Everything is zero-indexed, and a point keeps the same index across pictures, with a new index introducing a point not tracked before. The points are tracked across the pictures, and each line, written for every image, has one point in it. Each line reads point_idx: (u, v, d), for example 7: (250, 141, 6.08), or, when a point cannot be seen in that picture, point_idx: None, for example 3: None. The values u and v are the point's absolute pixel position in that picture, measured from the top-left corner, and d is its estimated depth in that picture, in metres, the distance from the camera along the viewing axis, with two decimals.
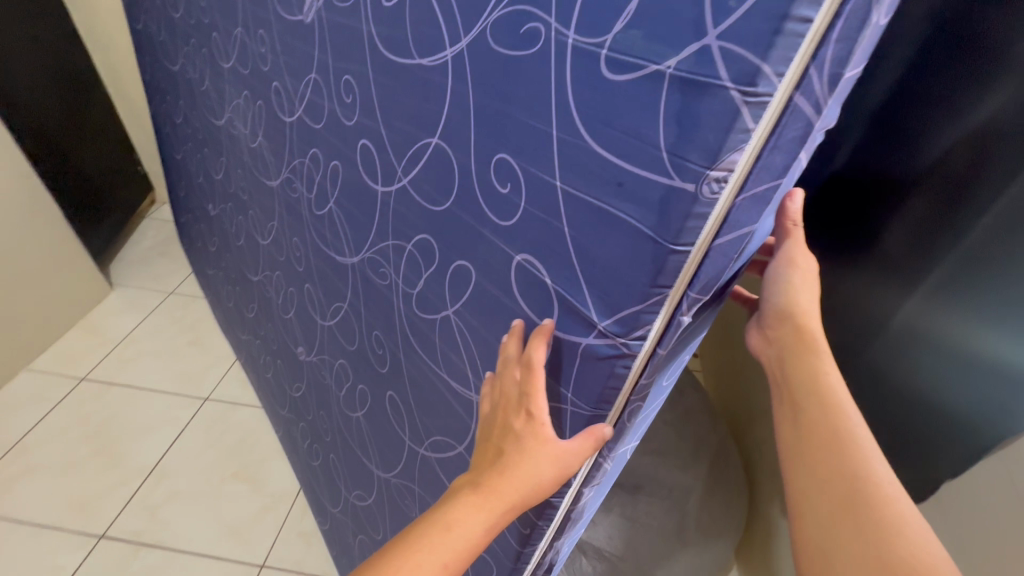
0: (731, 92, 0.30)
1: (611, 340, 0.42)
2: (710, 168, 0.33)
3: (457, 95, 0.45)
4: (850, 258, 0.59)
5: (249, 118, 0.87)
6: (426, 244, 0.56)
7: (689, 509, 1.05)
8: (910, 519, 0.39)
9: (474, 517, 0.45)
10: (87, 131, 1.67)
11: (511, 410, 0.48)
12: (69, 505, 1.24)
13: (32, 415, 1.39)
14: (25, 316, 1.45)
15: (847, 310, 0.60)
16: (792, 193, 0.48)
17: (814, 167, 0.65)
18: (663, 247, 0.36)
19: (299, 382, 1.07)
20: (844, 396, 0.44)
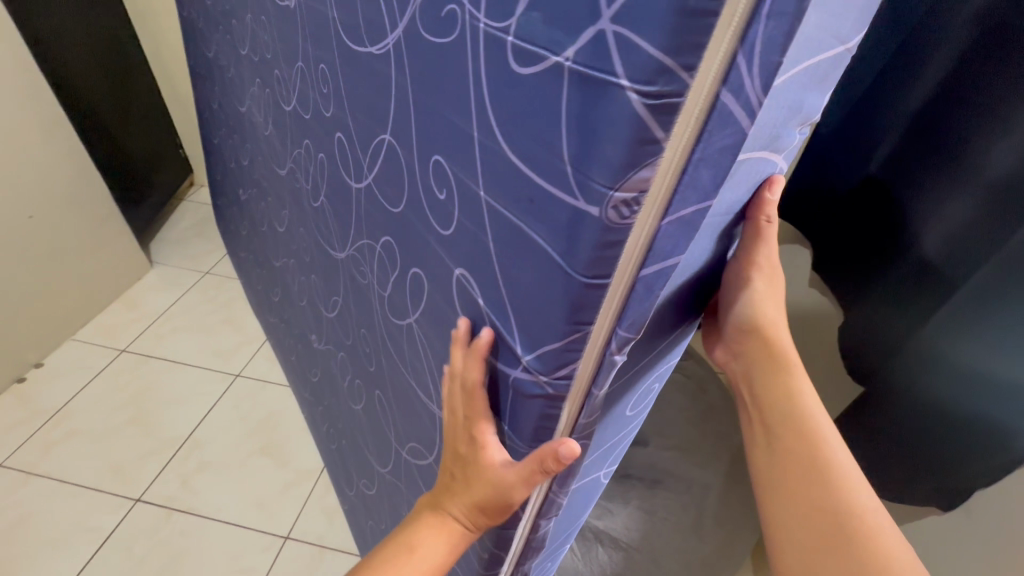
0: (629, 94, 0.26)
1: (536, 378, 0.41)
2: (614, 189, 0.29)
3: (400, 86, 0.44)
4: (898, 268, 0.80)
5: (262, 106, 0.89)
6: (390, 246, 0.57)
7: (708, 507, 1.03)
8: (891, 547, 0.44)
9: (435, 537, 0.52)
10: (133, 114, 1.73)
11: (459, 433, 0.49)
12: (108, 468, 1.30)
13: (75, 383, 1.46)
14: (72, 289, 1.53)
15: (887, 319, 0.82)
16: (768, 180, 0.41)
17: (853, 202, 0.88)
18: (576, 281, 0.33)
19: (315, 368, 1.09)
20: (824, 425, 0.47)
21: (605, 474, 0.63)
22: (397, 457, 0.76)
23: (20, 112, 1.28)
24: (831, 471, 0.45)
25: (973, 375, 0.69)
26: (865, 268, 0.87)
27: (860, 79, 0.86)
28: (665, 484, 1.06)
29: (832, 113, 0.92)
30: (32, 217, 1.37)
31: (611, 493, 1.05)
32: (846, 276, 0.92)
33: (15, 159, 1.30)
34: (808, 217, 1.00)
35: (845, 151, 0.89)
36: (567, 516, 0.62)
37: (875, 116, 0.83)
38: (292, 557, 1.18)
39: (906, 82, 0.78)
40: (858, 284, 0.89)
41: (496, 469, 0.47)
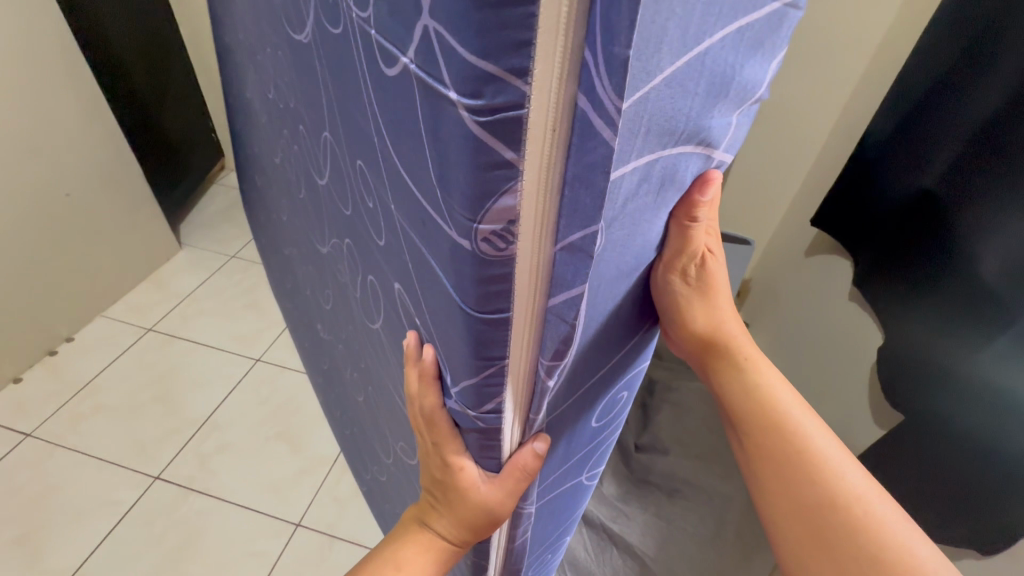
0: (460, 109, 0.24)
1: (466, 411, 0.41)
2: (476, 221, 0.28)
3: (326, 83, 0.42)
4: (951, 286, 0.75)
5: (250, 92, 0.87)
6: (351, 249, 0.56)
7: (728, 520, 1.00)
8: (873, 503, 0.48)
9: (425, 553, 0.51)
10: (169, 97, 1.75)
11: (432, 456, 0.48)
12: (131, 445, 1.33)
13: (102, 359, 1.49)
14: (104, 267, 1.56)
15: (930, 335, 0.79)
16: (704, 178, 0.36)
17: (909, 211, 0.84)
18: (471, 316, 0.33)
19: (322, 355, 1.08)
20: (790, 405, 0.51)
21: (589, 477, 0.63)
22: (395, 452, 0.75)
23: (59, 95, 1.30)
24: (811, 459, 0.49)
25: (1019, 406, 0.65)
26: (911, 281, 0.83)
27: (918, 83, 0.81)
28: (683, 496, 1.03)
29: (886, 118, 0.88)
30: (67, 194, 1.40)
31: (626, 497, 1.03)
32: (881, 287, 0.89)
33: (51, 138, 1.32)
34: (856, 227, 0.96)
35: (898, 159, 0.86)
36: (546, 526, 0.61)
37: (935, 121, 0.79)
38: (303, 544, 1.19)
39: (972, 86, 0.72)
40: (903, 301, 0.84)
41: (475, 490, 0.46)
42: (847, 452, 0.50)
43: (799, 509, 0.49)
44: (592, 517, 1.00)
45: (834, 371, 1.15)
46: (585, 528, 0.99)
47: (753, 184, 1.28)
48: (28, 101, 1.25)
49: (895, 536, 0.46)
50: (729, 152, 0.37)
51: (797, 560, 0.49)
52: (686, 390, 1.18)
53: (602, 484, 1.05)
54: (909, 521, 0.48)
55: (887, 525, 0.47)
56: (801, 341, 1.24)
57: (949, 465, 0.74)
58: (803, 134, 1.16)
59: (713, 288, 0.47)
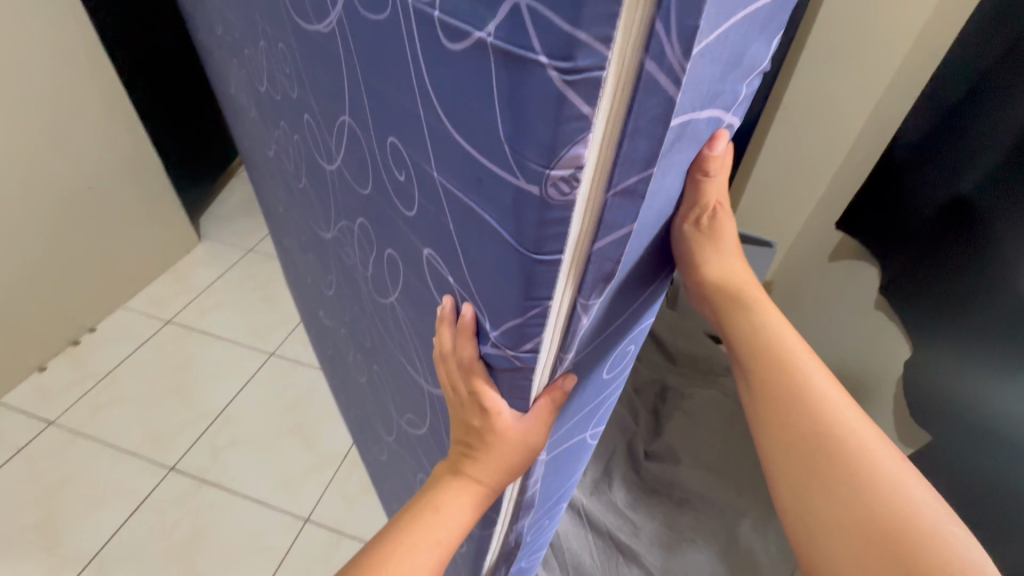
0: (549, 72, 0.23)
1: (503, 351, 0.39)
2: (549, 167, 0.26)
3: (347, 66, 0.40)
4: (993, 297, 0.70)
5: (236, 83, 0.83)
6: (365, 228, 0.55)
7: (741, 532, 0.96)
8: (890, 470, 0.44)
9: (459, 502, 0.49)
10: (189, 90, 1.76)
11: (465, 407, 0.46)
12: (148, 435, 1.35)
13: (123, 350, 1.52)
14: (125, 260, 1.59)
15: (965, 349, 0.75)
16: (713, 138, 0.35)
17: (939, 221, 0.79)
18: (526, 258, 0.31)
19: (326, 344, 1.07)
20: (805, 363, 0.47)
21: (592, 435, 0.61)
22: (399, 428, 0.75)
23: (80, 91, 1.32)
24: (807, 394, 0.46)
25: None
26: (947, 287, 0.78)
27: (953, 83, 0.77)
28: (693, 505, 1.00)
29: (918, 120, 0.84)
30: (92, 187, 1.43)
31: (635, 504, 1.01)
32: (917, 293, 0.83)
33: (71, 131, 1.33)
34: (886, 234, 0.91)
35: (930, 165, 0.81)
36: (553, 484, 0.60)
37: (969, 126, 0.74)
38: (311, 540, 1.19)
39: (1004, 87, 0.69)
40: (945, 307, 0.78)
41: (517, 433, 0.45)
42: (840, 387, 0.47)
43: (793, 441, 0.46)
44: (600, 523, 0.97)
45: (864, 378, 1.11)
46: (593, 534, 0.97)
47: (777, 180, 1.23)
48: (50, 97, 1.26)
49: (913, 507, 0.42)
50: (737, 115, 0.36)
51: (791, 495, 0.46)
52: (700, 398, 1.15)
53: (610, 490, 1.02)
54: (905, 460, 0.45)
55: (903, 494, 0.43)
56: (830, 342, 1.19)
57: (1007, 484, 0.69)
58: (834, 127, 1.10)
59: (726, 238, 0.45)
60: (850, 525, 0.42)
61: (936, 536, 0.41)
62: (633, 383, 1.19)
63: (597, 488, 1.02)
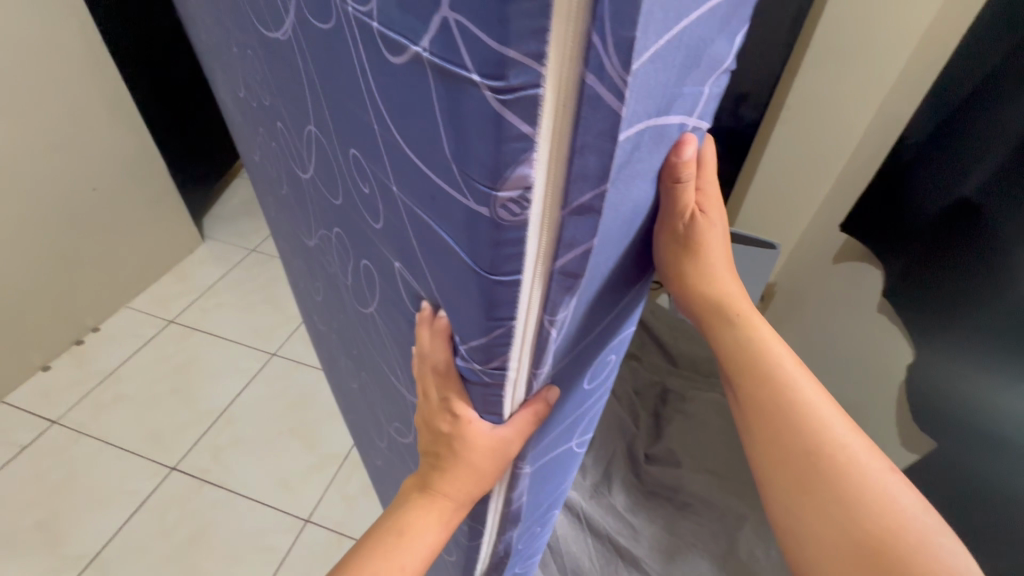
0: (483, 92, 0.23)
1: (472, 365, 0.39)
2: (495, 189, 0.26)
3: (308, 77, 0.40)
4: (995, 297, 0.69)
5: (221, 88, 0.82)
6: (340, 237, 0.54)
7: (741, 537, 0.96)
8: (877, 476, 0.43)
9: (427, 523, 0.48)
10: (192, 90, 1.76)
11: (436, 413, 0.46)
12: (149, 436, 1.36)
13: (123, 350, 1.53)
14: (127, 261, 1.59)
15: (969, 351, 0.74)
16: (682, 143, 0.34)
17: (942, 225, 0.79)
18: (484, 278, 0.31)
19: (321, 346, 1.07)
20: (792, 370, 0.46)
21: (578, 444, 0.60)
22: (389, 434, 0.75)
23: (84, 92, 1.32)
24: (798, 409, 0.45)
25: None
26: (945, 289, 0.78)
27: (963, 79, 0.76)
28: (694, 509, 0.99)
29: (926, 119, 0.82)
30: (95, 188, 1.43)
31: (635, 509, 1.00)
32: (919, 295, 0.83)
33: (72, 133, 1.33)
34: (888, 236, 0.90)
35: (935, 167, 0.80)
36: (541, 492, 0.60)
37: (979, 125, 0.73)
38: (311, 540, 1.19)
39: (1010, 91, 0.68)
40: (951, 309, 0.76)
41: (488, 441, 0.44)
42: (825, 392, 0.47)
43: (784, 458, 0.45)
44: (598, 527, 0.97)
45: (865, 382, 1.10)
46: (590, 538, 0.96)
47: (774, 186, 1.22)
48: (51, 101, 1.27)
49: (902, 516, 0.42)
50: (701, 121, 0.35)
51: (783, 513, 0.45)
52: (703, 400, 1.14)
53: (610, 493, 1.01)
54: (897, 472, 0.44)
55: (891, 501, 0.42)
56: (830, 345, 1.18)
57: (1012, 490, 0.68)
58: (834, 128, 1.09)
59: (709, 245, 0.44)
60: (841, 534, 0.42)
61: (923, 541, 0.41)
62: (633, 385, 1.19)
63: (596, 492, 1.01)
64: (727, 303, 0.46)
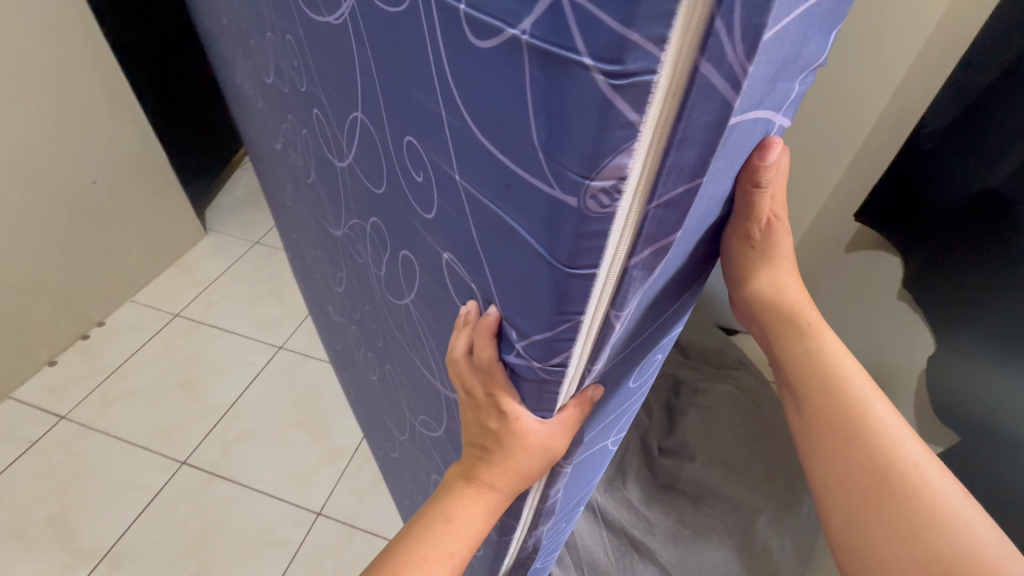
0: (594, 76, 0.23)
1: (529, 362, 0.39)
2: (589, 178, 0.26)
3: (362, 62, 0.40)
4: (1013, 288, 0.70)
5: (242, 75, 0.81)
6: (378, 227, 0.54)
7: (758, 530, 0.96)
8: (944, 496, 0.43)
9: (471, 512, 0.48)
10: (193, 80, 1.73)
11: (482, 410, 0.45)
12: (158, 431, 1.35)
13: (130, 344, 1.52)
14: (131, 254, 1.58)
15: (989, 339, 0.74)
16: (767, 146, 0.35)
17: (959, 215, 0.78)
18: (560, 271, 0.31)
19: (336, 338, 1.05)
20: (862, 383, 0.47)
21: (613, 442, 0.60)
22: (413, 428, 0.74)
23: (83, 82, 1.30)
24: (867, 422, 0.45)
25: None
26: (961, 278, 0.78)
27: (987, 67, 0.74)
28: (708, 502, 0.99)
29: (949, 109, 0.80)
30: (95, 181, 1.41)
31: (649, 502, 1.00)
32: (942, 292, 0.81)
33: (79, 128, 1.33)
34: (906, 226, 0.90)
35: (953, 158, 0.80)
36: (575, 488, 0.60)
37: (1005, 114, 0.71)
38: (323, 533, 1.20)
39: None
40: (972, 305, 0.76)
41: (538, 438, 0.43)
42: (892, 407, 0.47)
43: (848, 472, 0.45)
44: (614, 521, 0.97)
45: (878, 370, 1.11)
46: (605, 528, 0.96)
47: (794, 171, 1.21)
48: (50, 92, 1.24)
49: (971, 540, 0.41)
50: (786, 117, 0.36)
51: (843, 527, 0.46)
52: (714, 392, 1.14)
53: (625, 487, 1.02)
54: (968, 493, 0.44)
55: (960, 525, 0.42)
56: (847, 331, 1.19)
57: None
58: (848, 115, 1.07)
59: (777, 251, 0.45)
60: (905, 553, 0.42)
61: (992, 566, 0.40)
62: None
63: (611, 486, 1.02)
64: (794, 309, 0.47)
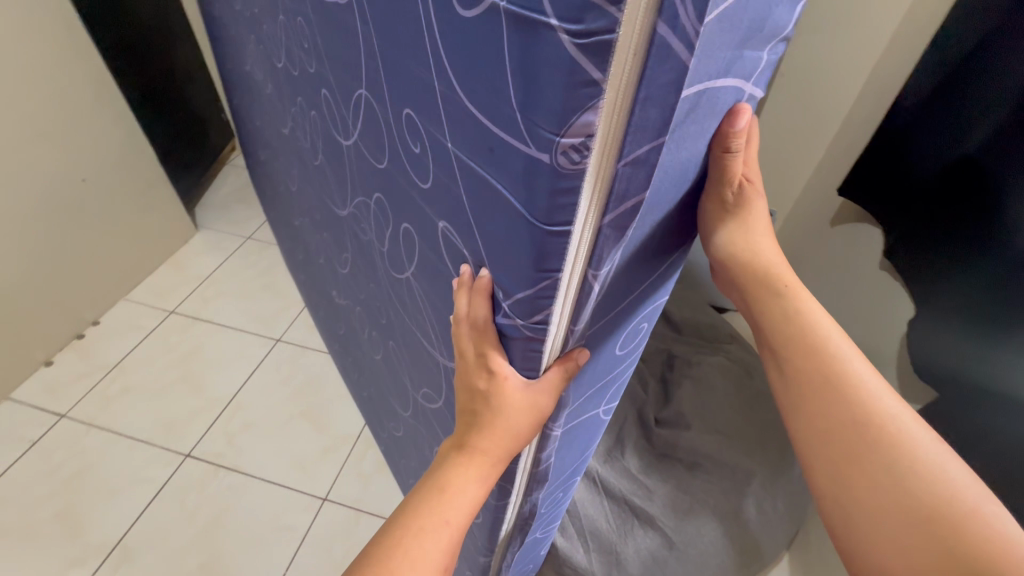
0: (559, 35, 0.26)
1: (514, 321, 0.42)
2: (560, 135, 0.28)
3: (366, 40, 0.42)
4: (984, 249, 0.73)
5: (252, 61, 0.82)
6: (382, 203, 0.55)
7: (749, 493, 1.00)
8: (921, 449, 0.45)
9: (465, 479, 0.50)
10: (177, 77, 1.72)
11: (472, 372, 0.48)
12: (160, 426, 1.36)
13: (127, 342, 1.53)
14: (123, 252, 1.58)
15: (960, 300, 0.78)
16: (738, 112, 0.38)
17: (936, 186, 0.82)
18: (537, 229, 0.33)
19: (339, 322, 1.07)
20: (839, 343, 0.50)
21: (605, 411, 0.63)
22: (415, 403, 0.77)
23: (70, 80, 1.29)
24: (844, 379, 0.48)
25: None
26: (938, 248, 0.82)
27: (953, 42, 0.79)
28: (703, 468, 1.03)
29: (916, 87, 0.85)
30: (85, 179, 1.41)
31: (647, 470, 1.03)
32: (926, 257, 0.84)
33: (68, 125, 1.32)
34: (883, 202, 0.94)
35: (927, 132, 0.84)
36: (567, 456, 0.62)
37: (970, 86, 0.76)
38: (330, 517, 1.22)
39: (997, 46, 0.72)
40: (948, 267, 0.80)
41: (521, 399, 0.46)
42: (870, 365, 0.49)
43: (830, 426, 0.48)
44: (614, 489, 1.00)
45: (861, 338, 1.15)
46: (605, 497, 1.00)
47: (780, 148, 1.24)
48: (36, 91, 1.23)
49: (949, 488, 0.43)
50: (756, 88, 0.39)
51: (830, 484, 0.47)
52: (706, 364, 1.18)
53: (623, 456, 1.05)
54: (946, 446, 0.46)
55: (938, 476, 0.44)
56: (831, 302, 1.23)
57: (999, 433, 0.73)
58: (832, 90, 1.11)
59: (749, 215, 0.48)
60: (886, 504, 0.44)
61: (973, 511, 0.42)
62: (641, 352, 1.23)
63: (608, 456, 1.05)
64: (772, 274, 0.51)
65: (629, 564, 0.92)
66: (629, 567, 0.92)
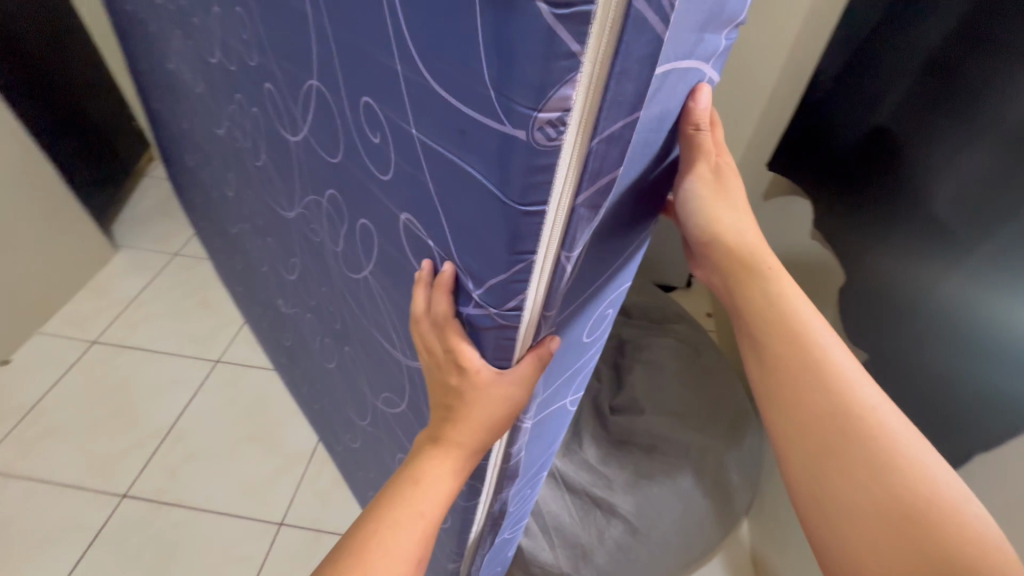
0: (538, 6, 0.24)
1: (486, 310, 0.41)
2: (537, 110, 0.27)
3: (317, 26, 0.39)
4: (900, 210, 0.77)
5: (176, 57, 0.76)
6: (335, 199, 0.52)
7: (707, 466, 1.03)
8: (899, 442, 0.44)
9: (439, 472, 0.49)
10: (75, 85, 1.57)
11: (442, 368, 0.46)
12: (90, 466, 1.26)
13: (46, 379, 1.40)
14: (32, 281, 1.44)
15: (871, 278, 0.82)
16: (697, 91, 0.38)
17: (857, 152, 0.86)
18: (512, 209, 0.32)
19: (287, 334, 1.02)
20: (818, 329, 0.47)
21: (572, 401, 0.62)
22: (375, 410, 0.73)
23: None
24: (824, 367, 0.46)
25: (947, 335, 0.68)
26: (859, 213, 0.85)
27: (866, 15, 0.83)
28: (660, 451, 1.04)
29: (836, 58, 0.89)
30: None
31: (605, 460, 1.04)
32: (847, 221, 0.88)
33: None
34: (810, 169, 0.98)
35: (847, 101, 0.88)
36: (537, 448, 0.62)
37: (883, 55, 0.80)
38: (287, 543, 1.16)
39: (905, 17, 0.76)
40: (865, 229, 0.84)
41: (495, 389, 0.45)
42: (846, 350, 0.48)
43: (808, 419, 0.46)
44: (574, 483, 1.01)
45: None
46: (568, 494, 1.01)
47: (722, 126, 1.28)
48: None
49: (927, 485, 0.42)
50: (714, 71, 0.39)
51: (806, 478, 0.46)
52: (657, 347, 1.21)
53: (582, 449, 1.06)
54: (924, 439, 0.45)
55: (915, 473, 0.43)
56: None
57: None
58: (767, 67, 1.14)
59: (730, 194, 0.46)
60: (865, 501, 0.42)
61: (950, 510, 0.41)
62: None
63: (568, 451, 1.06)
64: (754, 255, 0.47)
65: (594, 556, 0.94)
66: (596, 560, 0.93)
